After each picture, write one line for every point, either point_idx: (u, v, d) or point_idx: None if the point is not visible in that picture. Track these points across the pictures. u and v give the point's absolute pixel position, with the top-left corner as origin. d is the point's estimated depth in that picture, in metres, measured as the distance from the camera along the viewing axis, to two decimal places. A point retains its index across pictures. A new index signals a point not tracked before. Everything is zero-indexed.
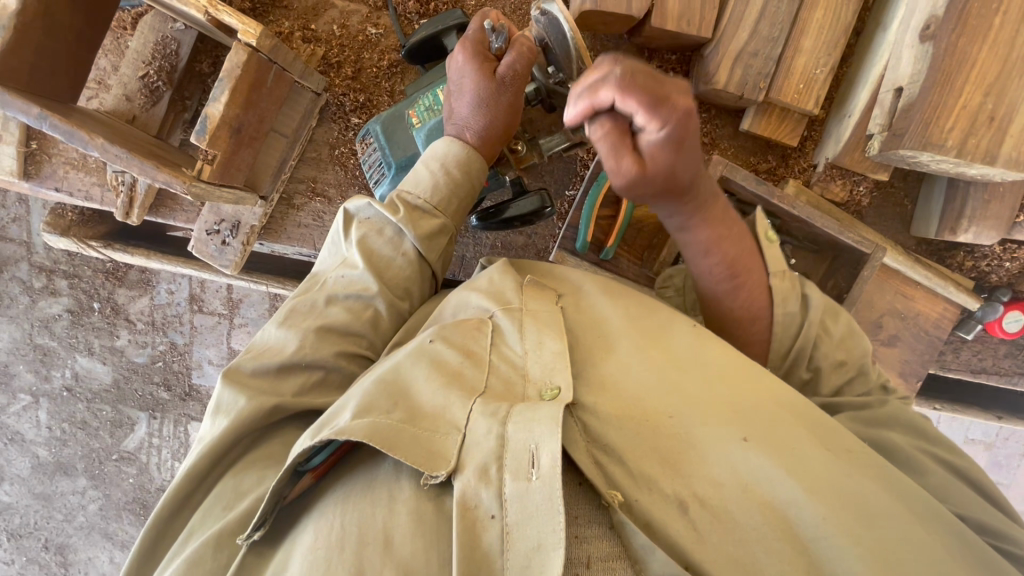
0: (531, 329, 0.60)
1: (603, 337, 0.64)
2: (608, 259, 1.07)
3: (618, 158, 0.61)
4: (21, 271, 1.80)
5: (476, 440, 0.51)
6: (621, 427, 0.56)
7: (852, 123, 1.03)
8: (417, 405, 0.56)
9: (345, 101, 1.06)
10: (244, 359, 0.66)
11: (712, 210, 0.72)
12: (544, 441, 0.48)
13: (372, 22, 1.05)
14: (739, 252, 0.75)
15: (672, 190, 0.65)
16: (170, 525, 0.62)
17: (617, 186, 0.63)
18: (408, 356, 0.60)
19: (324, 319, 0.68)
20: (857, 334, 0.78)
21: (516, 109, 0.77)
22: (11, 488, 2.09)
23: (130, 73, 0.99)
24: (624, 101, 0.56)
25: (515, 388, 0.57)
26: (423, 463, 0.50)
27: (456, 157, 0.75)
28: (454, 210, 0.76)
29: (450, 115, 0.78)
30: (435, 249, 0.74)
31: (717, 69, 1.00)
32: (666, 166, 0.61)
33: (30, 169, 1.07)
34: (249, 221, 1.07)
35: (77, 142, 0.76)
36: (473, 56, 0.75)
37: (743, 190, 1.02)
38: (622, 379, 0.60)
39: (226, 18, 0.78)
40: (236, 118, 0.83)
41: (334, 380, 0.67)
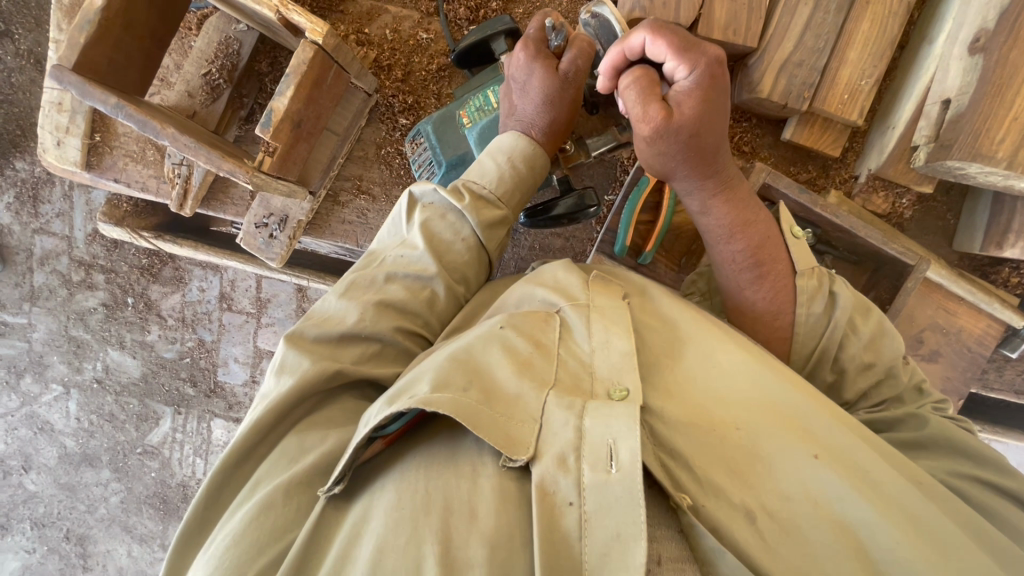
0: (599, 328, 0.61)
1: (672, 344, 0.64)
2: (646, 262, 1.08)
3: (647, 105, 0.65)
4: (61, 264, 1.86)
5: (554, 430, 0.53)
6: (687, 432, 0.55)
7: (897, 134, 1.03)
8: (492, 384, 0.57)
9: (394, 102, 1.10)
10: (306, 325, 0.69)
11: (736, 192, 0.75)
12: (621, 437, 0.50)
13: (424, 27, 1.09)
14: (763, 240, 0.75)
15: (698, 152, 0.68)
16: (240, 476, 0.66)
17: (644, 135, 0.66)
18: (479, 339, 0.61)
19: (382, 295, 0.71)
20: (888, 335, 0.74)
21: (575, 103, 0.80)
22: (37, 477, 2.12)
23: (193, 71, 1.04)
24: (653, 42, 0.64)
25: (582, 382, 0.58)
26: (505, 446, 0.52)
27: (522, 152, 0.78)
28: (515, 203, 0.79)
29: (512, 111, 0.81)
30: (494, 238, 0.77)
31: (761, 78, 1.01)
32: (692, 115, 0.65)
33: (92, 160, 1.12)
34: (297, 215, 1.10)
35: (150, 131, 0.80)
36: (537, 58, 0.77)
37: (785, 198, 1.03)
38: (687, 386, 0.59)
39: (296, 16, 0.80)
40: (298, 113, 0.86)
41: (389, 353, 0.71)
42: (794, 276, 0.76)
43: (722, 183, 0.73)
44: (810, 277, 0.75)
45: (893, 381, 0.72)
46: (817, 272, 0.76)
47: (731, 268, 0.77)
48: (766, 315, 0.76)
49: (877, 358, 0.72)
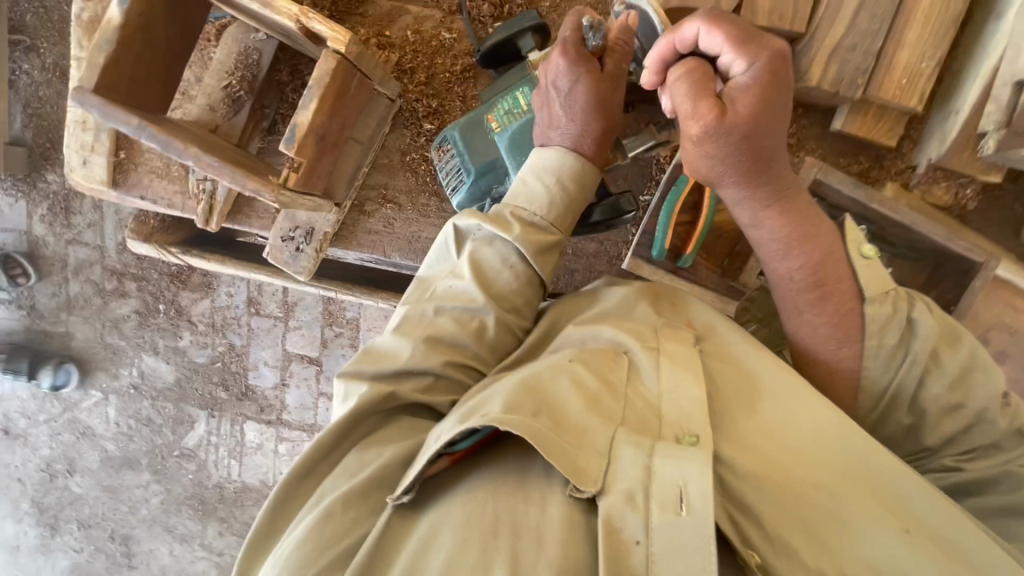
0: (670, 375, 0.62)
1: (747, 394, 0.63)
2: (687, 266, 1.03)
3: (698, 101, 0.59)
4: (95, 273, 1.89)
5: (624, 466, 0.54)
6: (761, 487, 0.55)
7: (960, 120, 0.94)
8: (560, 413, 0.58)
9: (417, 107, 1.06)
10: (361, 360, 0.70)
11: (794, 204, 0.67)
12: (693, 480, 0.51)
13: (446, 27, 1.04)
14: (823, 256, 0.68)
15: (753, 158, 0.62)
16: (302, 489, 0.67)
17: (693, 134, 0.60)
18: (548, 369, 0.63)
19: (433, 328, 0.70)
20: (977, 368, 0.66)
21: (620, 108, 0.75)
22: (82, 480, 2.18)
23: (214, 84, 1.02)
24: (710, 34, 0.59)
25: (650, 422, 0.59)
26: (573, 475, 0.53)
27: (570, 170, 0.73)
28: (567, 225, 0.75)
29: (551, 121, 0.74)
30: (547, 263, 0.74)
31: (810, 65, 0.94)
32: (749, 113, 0.58)
33: (118, 178, 1.11)
34: (323, 227, 1.08)
35: (173, 152, 0.78)
36: (576, 61, 0.72)
37: (836, 194, 0.97)
38: (761, 441, 0.59)
39: (317, 25, 0.77)
40: (321, 125, 0.82)
41: (443, 386, 0.70)
42: (861, 302, 0.68)
43: (775, 193, 0.66)
44: (879, 302, 0.67)
45: (985, 423, 0.65)
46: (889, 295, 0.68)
47: (790, 288, 0.70)
48: (829, 341, 0.69)
49: (963, 398, 0.66)
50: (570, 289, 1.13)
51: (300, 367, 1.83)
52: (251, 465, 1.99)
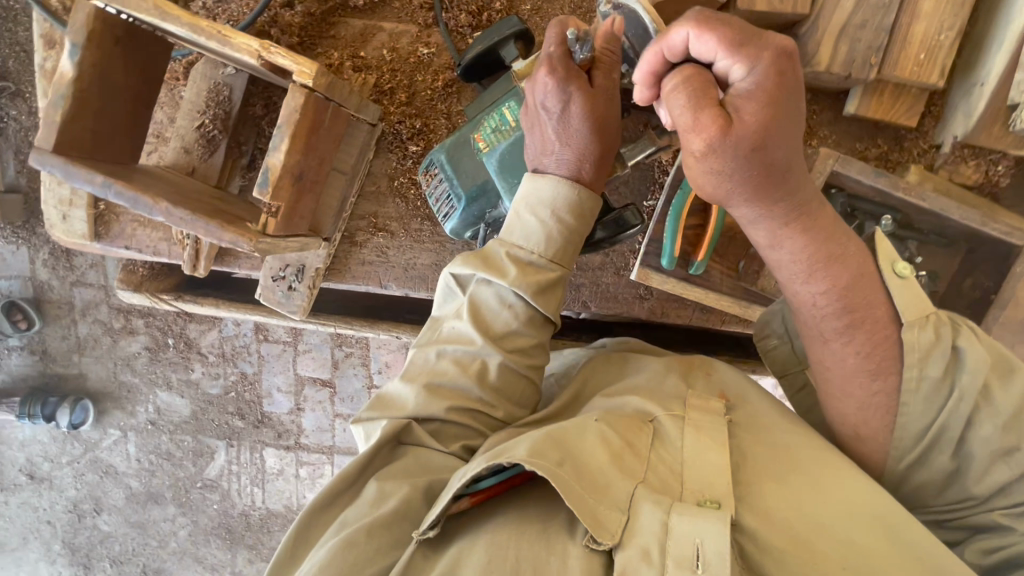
0: (692, 440, 0.60)
1: (782, 464, 0.59)
2: (698, 273, 0.96)
3: (698, 112, 0.52)
4: (101, 313, 1.88)
5: (642, 520, 0.52)
6: (784, 561, 0.52)
7: (987, 92, 0.86)
8: (578, 464, 0.56)
9: (401, 129, 1.00)
10: (370, 408, 0.68)
11: (817, 219, 0.60)
12: (708, 537, 0.49)
13: (424, 41, 0.99)
14: (853, 280, 0.61)
15: (766, 172, 0.54)
16: (317, 528, 0.62)
17: (696, 149, 0.53)
18: (574, 423, 0.60)
19: (437, 372, 0.67)
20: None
21: (618, 126, 0.71)
22: (109, 518, 2.16)
23: (187, 125, 0.97)
24: (700, 36, 0.52)
25: (671, 484, 0.57)
26: (592, 526, 0.51)
27: (566, 200, 0.68)
28: (568, 258, 0.70)
29: (544, 149, 0.69)
30: (549, 303, 0.69)
31: (818, 48, 0.87)
32: (758, 121, 0.51)
33: (100, 230, 1.07)
34: (314, 263, 1.03)
35: (143, 208, 0.73)
36: (567, 78, 0.66)
37: (856, 184, 0.89)
38: (791, 515, 0.55)
39: (281, 59, 0.71)
40: (297, 165, 0.77)
41: (450, 432, 0.66)
42: (898, 327, 0.62)
43: (797, 209, 0.58)
44: (919, 327, 0.61)
45: None
46: (931, 318, 0.62)
47: (816, 314, 0.64)
48: (859, 374, 0.63)
49: (1018, 441, 0.59)
50: (577, 305, 1.07)
51: (313, 391, 1.81)
52: (275, 491, 1.97)
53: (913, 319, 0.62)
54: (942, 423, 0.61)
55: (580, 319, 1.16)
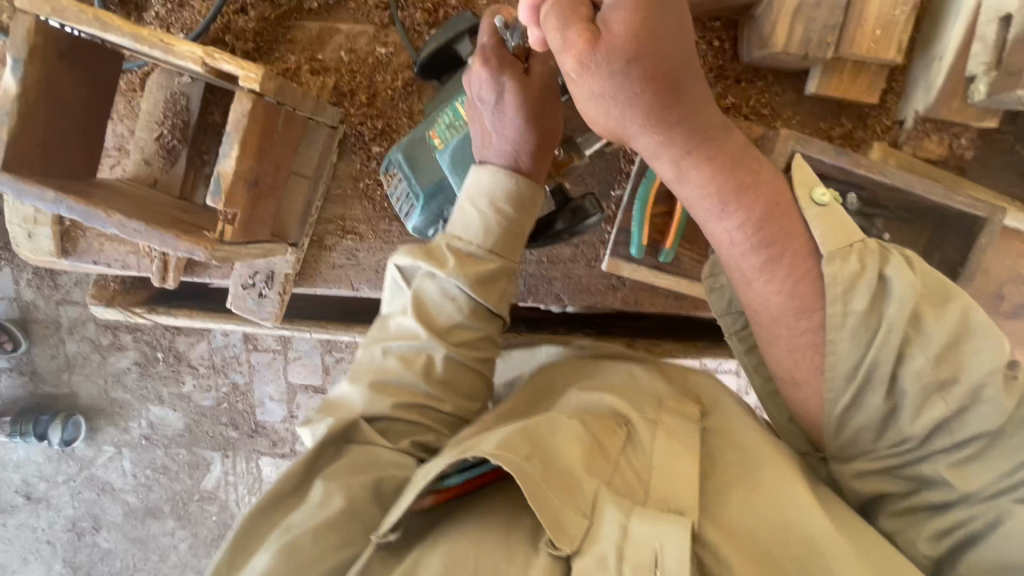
0: (664, 447, 0.57)
1: (754, 467, 0.57)
2: (668, 260, 0.97)
3: (568, 30, 0.55)
4: (88, 330, 1.87)
5: (604, 523, 0.50)
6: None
7: (944, 67, 0.86)
8: (546, 462, 0.54)
9: (363, 130, 1.00)
10: (315, 412, 0.69)
11: (723, 149, 0.59)
12: (669, 543, 0.48)
13: (381, 41, 0.98)
14: (767, 212, 0.60)
15: (656, 84, 0.54)
16: (265, 524, 0.60)
17: (569, 67, 0.55)
18: (546, 419, 0.59)
19: (382, 368, 0.69)
20: (970, 336, 0.56)
21: (558, 112, 0.72)
22: (109, 534, 2.15)
23: (146, 136, 0.96)
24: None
25: (637, 488, 0.55)
26: (551, 528, 0.50)
27: (505, 191, 0.70)
28: (511, 248, 0.72)
29: (483, 141, 0.72)
30: (492, 294, 0.71)
31: (773, 30, 0.87)
32: (626, 29, 0.52)
33: (68, 246, 1.07)
34: (283, 269, 1.02)
35: (95, 221, 0.73)
36: (500, 70, 0.68)
37: (819, 164, 0.89)
38: (760, 520, 0.54)
39: (224, 64, 0.71)
40: (251, 171, 0.76)
41: (397, 430, 0.67)
42: (820, 260, 0.60)
43: (699, 136, 0.57)
44: (840, 256, 0.59)
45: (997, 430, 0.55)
46: (856, 246, 0.59)
47: (732, 246, 0.61)
48: (785, 313, 0.61)
49: (954, 374, 0.56)
50: (551, 298, 1.07)
51: (305, 398, 1.81)
52: None
53: (836, 247, 0.59)
54: (873, 357, 0.57)
55: (560, 314, 1.16)
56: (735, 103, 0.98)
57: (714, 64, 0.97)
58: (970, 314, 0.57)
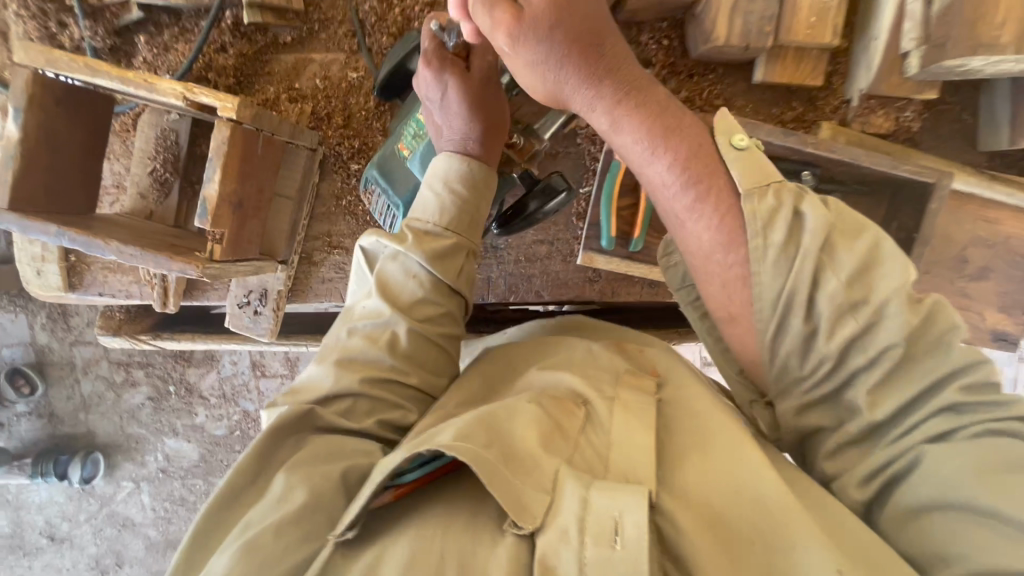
0: (620, 423, 0.61)
1: (706, 436, 0.62)
2: (638, 250, 1.02)
3: (496, 9, 0.65)
4: (103, 369, 1.94)
5: (564, 500, 0.53)
6: (701, 540, 0.54)
7: (880, 46, 0.91)
8: (502, 446, 0.57)
9: (341, 150, 1.06)
10: (281, 397, 0.73)
11: (645, 97, 0.65)
12: (627, 513, 0.51)
13: (352, 66, 1.04)
14: (691, 152, 0.63)
15: (572, 39, 0.64)
16: (223, 522, 0.61)
17: (502, 41, 0.66)
18: (507, 406, 0.62)
19: (347, 350, 0.75)
20: (877, 262, 0.56)
21: (497, 100, 0.81)
22: (132, 570, 2.19)
23: (140, 172, 1.03)
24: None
25: (595, 466, 0.58)
26: (512, 510, 0.53)
27: (458, 173, 0.79)
28: (466, 225, 0.81)
29: (439, 134, 0.83)
30: (449, 270, 0.79)
31: (713, 26, 0.92)
32: (540, 2, 0.63)
33: (74, 280, 1.13)
34: (275, 286, 1.08)
35: (96, 249, 0.80)
36: (440, 69, 0.79)
37: (770, 146, 0.94)
38: (710, 488, 0.57)
39: (203, 98, 0.78)
40: (234, 193, 0.83)
41: (361, 406, 0.72)
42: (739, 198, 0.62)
43: (626, 86, 0.65)
44: (759, 194, 0.60)
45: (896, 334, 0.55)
46: (774, 185, 0.60)
47: (667, 195, 0.64)
48: (714, 250, 0.62)
49: (866, 297, 0.56)
50: (533, 294, 1.12)
51: None
52: None
53: (750, 188, 0.61)
54: (789, 287, 0.57)
55: (548, 310, 1.21)
56: (689, 96, 1.03)
57: (666, 61, 1.02)
58: (881, 245, 0.57)
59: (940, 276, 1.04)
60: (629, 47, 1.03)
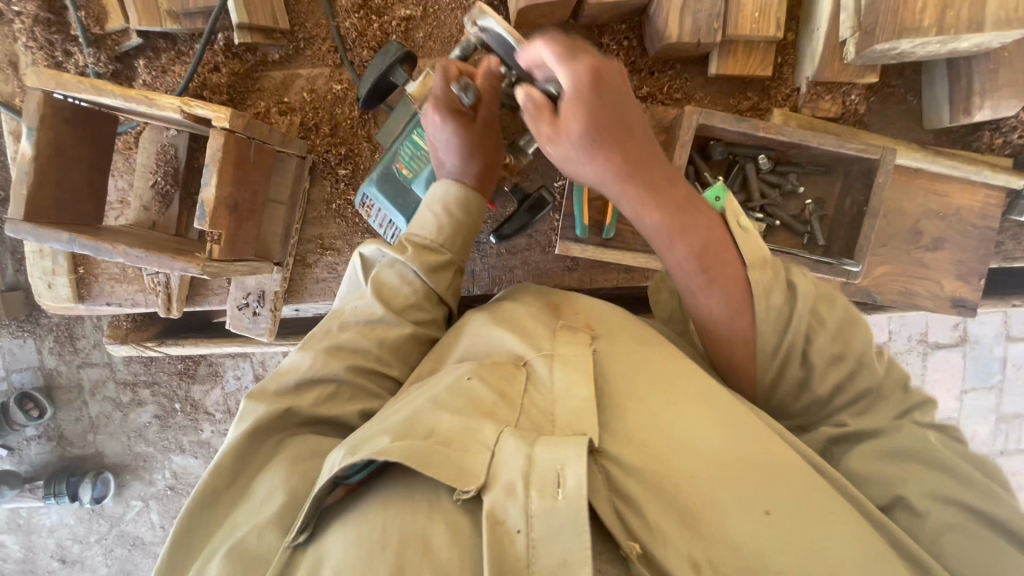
0: (562, 378, 0.68)
1: (643, 388, 0.69)
2: (611, 237, 1.08)
3: (539, 120, 0.75)
4: (110, 390, 1.99)
5: (505, 459, 0.59)
6: (642, 477, 0.62)
7: (822, 36, 0.99)
8: (441, 429, 0.63)
9: (329, 157, 1.13)
10: (267, 380, 0.77)
11: (672, 193, 0.75)
12: (568, 464, 0.56)
13: (336, 79, 1.13)
14: (707, 243, 0.74)
15: (605, 139, 0.72)
16: (208, 520, 0.68)
17: (544, 147, 0.75)
18: (449, 388, 0.68)
19: (335, 341, 0.80)
20: (858, 326, 0.73)
21: (492, 141, 0.92)
22: None
23: (143, 185, 1.10)
24: (543, 45, 0.72)
25: (542, 424, 0.65)
26: (455, 479, 0.58)
27: (454, 198, 0.88)
28: (458, 244, 0.88)
29: (440, 165, 0.92)
30: (442, 281, 0.86)
31: (666, 25, 1.00)
32: (576, 121, 0.71)
33: (83, 292, 1.20)
34: (272, 287, 1.14)
35: (105, 254, 0.87)
36: (448, 116, 0.87)
37: (726, 132, 1.01)
38: (648, 432, 0.65)
39: (198, 110, 0.85)
40: (230, 197, 0.90)
41: (345, 392, 0.77)
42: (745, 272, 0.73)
43: (654, 184, 0.74)
44: (760, 268, 0.72)
45: (864, 371, 0.72)
46: (769, 262, 0.74)
47: (681, 266, 0.75)
48: (724, 319, 0.74)
49: (845, 348, 0.72)
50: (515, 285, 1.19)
51: None
52: None
53: (754, 262, 0.73)
54: (789, 341, 0.71)
55: None
56: (650, 92, 1.11)
57: (627, 61, 1.10)
58: (851, 312, 0.74)
59: (896, 248, 1.11)
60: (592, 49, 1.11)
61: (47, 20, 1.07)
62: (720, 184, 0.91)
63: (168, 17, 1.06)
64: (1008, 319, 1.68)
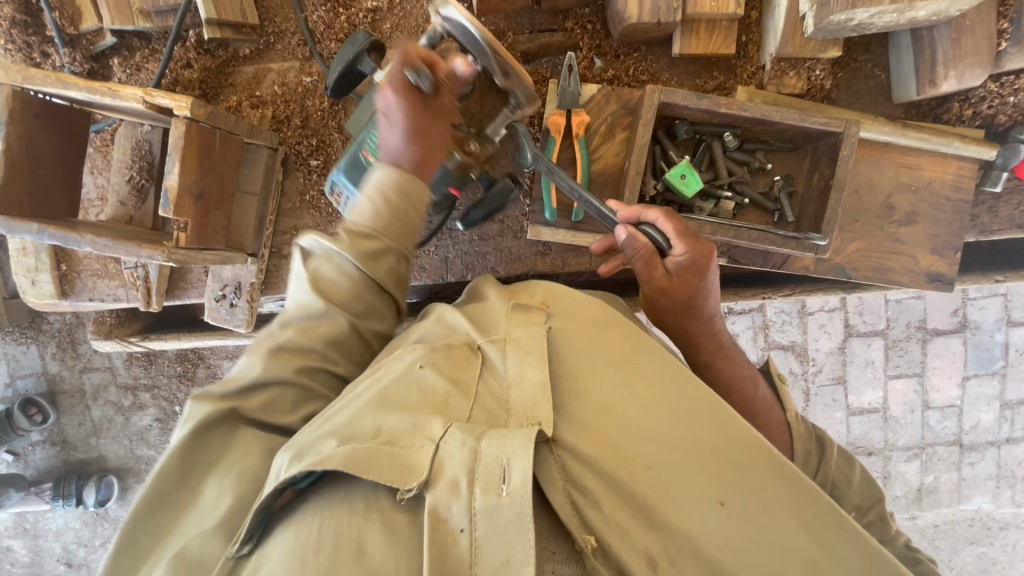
0: (515, 362, 0.68)
1: (605, 370, 0.68)
2: (580, 220, 1.08)
3: (651, 268, 0.85)
4: (111, 394, 2.01)
5: (449, 454, 0.59)
6: (599, 467, 0.61)
7: (783, 11, 1.00)
8: (388, 429, 0.64)
9: (301, 148, 1.15)
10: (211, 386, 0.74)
11: (731, 368, 0.87)
12: (513, 459, 0.56)
13: (306, 72, 1.14)
14: (757, 405, 0.86)
15: (699, 302, 0.86)
16: (154, 525, 0.69)
17: (649, 289, 0.86)
18: (398, 380, 0.68)
19: (278, 340, 0.76)
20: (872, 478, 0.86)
21: (440, 131, 0.86)
22: None
23: (120, 181, 1.13)
24: (666, 216, 0.85)
25: (499, 415, 0.66)
26: (396, 480, 0.59)
27: (389, 179, 0.80)
28: (398, 232, 0.80)
29: (381, 146, 0.84)
30: (381, 269, 0.78)
31: (626, 5, 1.00)
32: (689, 285, 0.84)
33: (67, 288, 1.22)
34: (248, 279, 1.16)
35: (73, 243, 0.89)
36: (398, 92, 0.83)
37: (688, 109, 1.01)
38: (602, 418, 0.64)
39: (160, 99, 0.87)
40: (195, 184, 0.92)
41: (287, 396, 0.75)
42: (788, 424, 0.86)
43: (719, 351, 0.88)
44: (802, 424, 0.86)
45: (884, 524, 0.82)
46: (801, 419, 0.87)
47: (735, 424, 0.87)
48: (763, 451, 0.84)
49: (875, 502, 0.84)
50: (489, 272, 1.19)
51: None
52: None
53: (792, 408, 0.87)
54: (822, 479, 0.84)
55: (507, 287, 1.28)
56: (616, 75, 1.11)
57: (592, 45, 1.11)
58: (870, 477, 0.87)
59: (869, 224, 1.09)
60: (558, 35, 1.12)
61: (23, 21, 1.10)
62: (685, 162, 1.03)
63: (140, 16, 1.09)
64: (1008, 302, 1.64)
